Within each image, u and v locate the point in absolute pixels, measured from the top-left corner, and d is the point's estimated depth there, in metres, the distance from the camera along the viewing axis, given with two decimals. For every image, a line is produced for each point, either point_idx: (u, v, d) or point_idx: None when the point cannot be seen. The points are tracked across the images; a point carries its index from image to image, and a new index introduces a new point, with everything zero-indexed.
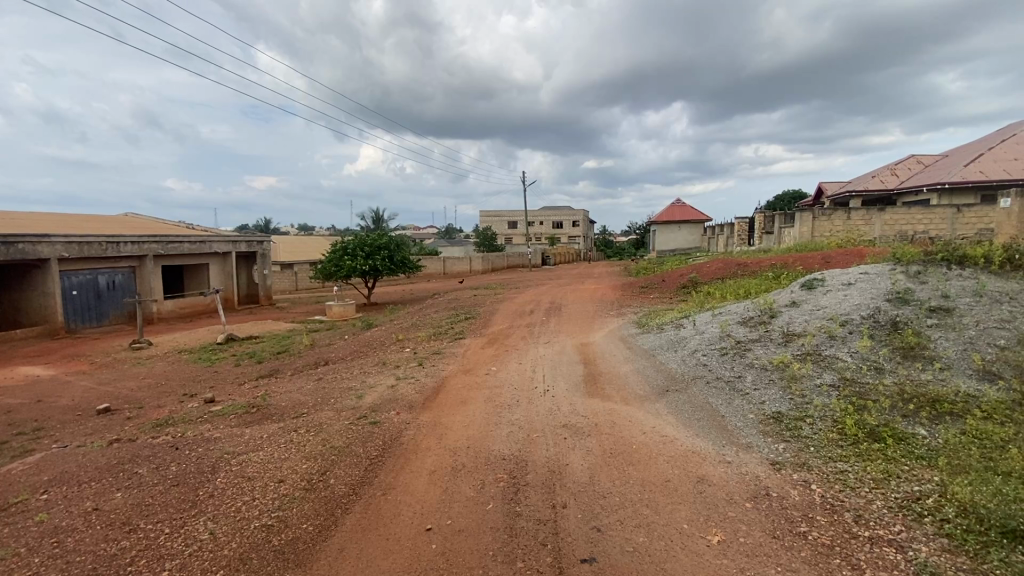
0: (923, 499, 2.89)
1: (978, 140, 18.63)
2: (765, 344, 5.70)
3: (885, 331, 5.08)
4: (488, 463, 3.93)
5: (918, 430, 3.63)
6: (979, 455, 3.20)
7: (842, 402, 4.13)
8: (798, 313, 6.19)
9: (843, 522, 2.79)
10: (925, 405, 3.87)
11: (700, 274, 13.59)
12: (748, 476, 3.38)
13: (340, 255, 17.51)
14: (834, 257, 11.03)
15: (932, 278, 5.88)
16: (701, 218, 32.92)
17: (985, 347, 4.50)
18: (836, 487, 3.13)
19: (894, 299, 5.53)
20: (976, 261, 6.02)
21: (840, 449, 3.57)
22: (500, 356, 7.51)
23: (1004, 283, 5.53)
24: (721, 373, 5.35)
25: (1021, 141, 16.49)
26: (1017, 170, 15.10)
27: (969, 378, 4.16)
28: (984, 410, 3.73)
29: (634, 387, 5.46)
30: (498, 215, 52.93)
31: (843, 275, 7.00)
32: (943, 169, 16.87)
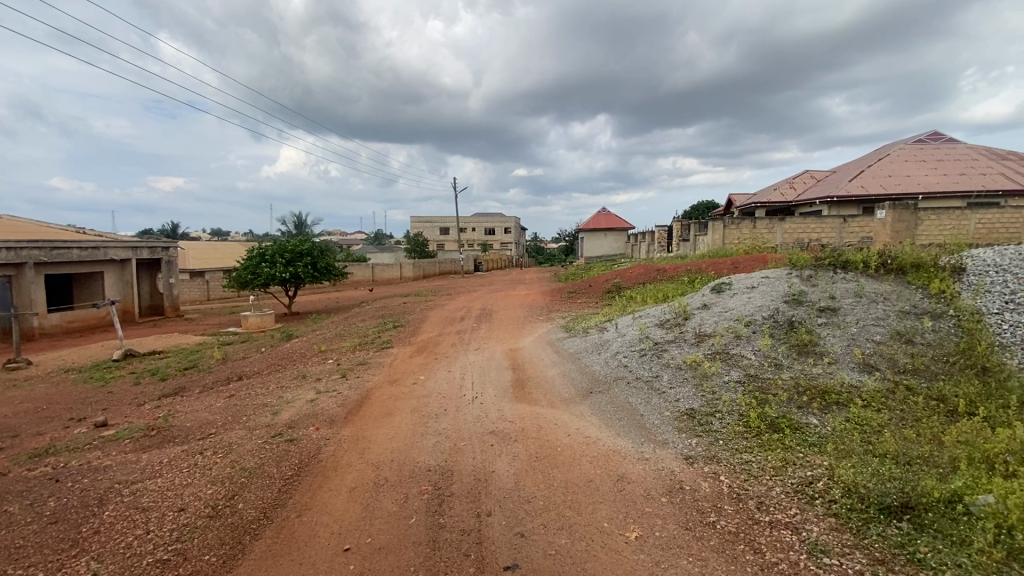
0: (815, 483, 3.16)
1: (858, 159, 21.06)
2: (680, 345, 6.03)
3: (782, 331, 5.55)
4: (414, 475, 3.82)
5: (810, 420, 3.98)
6: (861, 439, 3.56)
7: (746, 397, 4.45)
8: (708, 315, 6.61)
9: (747, 510, 2.99)
10: (816, 396, 4.26)
11: (623, 279, 14.20)
12: (664, 472, 3.54)
13: (257, 263, 16.47)
14: (741, 263, 11.93)
15: (821, 281, 6.52)
16: (625, 226, 34.51)
17: (865, 342, 5.03)
18: (742, 477, 3.36)
19: (790, 301, 6.07)
20: (856, 266, 6.74)
21: (744, 441, 3.83)
22: (429, 365, 7.36)
23: (878, 284, 6.23)
24: (640, 374, 5.59)
25: (892, 160, 18.83)
26: (890, 185, 17.18)
27: (852, 371, 4.63)
28: (865, 398, 4.17)
29: (560, 391, 5.56)
30: (429, 221, 52.28)
31: (746, 279, 7.60)
32: (831, 184, 18.85)
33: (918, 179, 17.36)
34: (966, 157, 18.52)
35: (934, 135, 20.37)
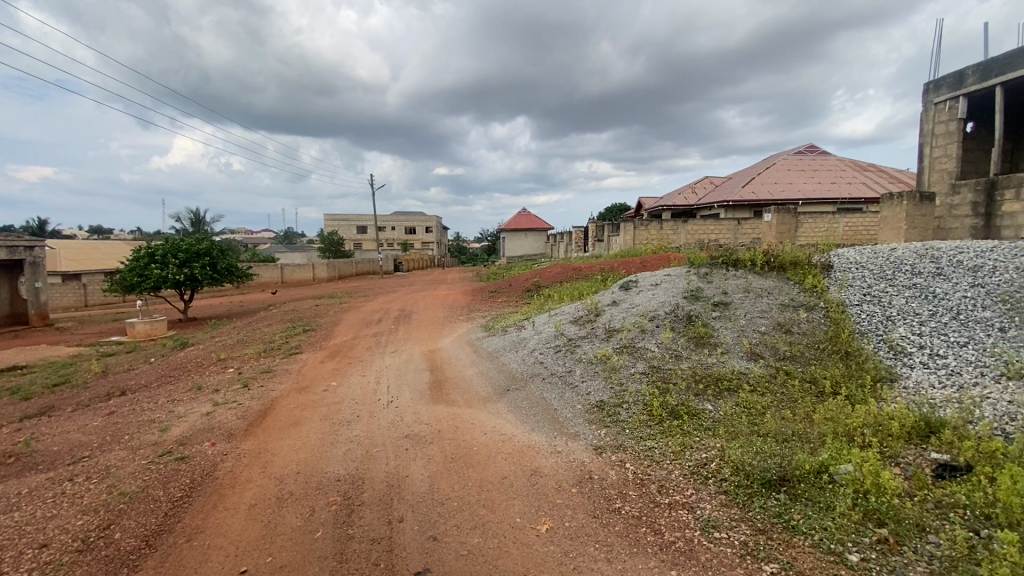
0: (708, 464, 3.43)
1: (750, 167, 23.20)
2: (591, 340, 6.27)
3: (682, 324, 5.96)
4: (321, 487, 3.63)
5: (706, 406, 4.32)
6: (748, 421, 3.92)
7: (650, 387, 4.73)
8: (617, 311, 6.94)
9: (649, 494, 3.17)
10: (710, 384, 4.63)
11: (542, 278, 14.53)
12: (575, 463, 3.67)
13: (145, 264, 14.82)
14: (649, 262, 12.68)
15: (715, 278, 7.09)
16: (544, 226, 35.36)
17: (752, 333, 5.54)
18: (645, 463, 3.57)
19: (689, 297, 6.53)
20: (745, 263, 7.40)
21: (648, 429, 4.07)
22: (341, 370, 7.04)
23: (763, 280, 6.89)
24: (554, 370, 5.74)
25: (777, 169, 20.95)
26: (776, 191, 19.10)
27: (741, 359, 5.08)
28: (751, 383, 4.59)
29: (477, 390, 5.56)
30: (344, 219, 50.14)
31: (650, 277, 8.09)
32: (727, 190, 20.58)
33: (798, 187, 19.45)
34: (836, 168, 21.04)
35: (811, 147, 22.94)
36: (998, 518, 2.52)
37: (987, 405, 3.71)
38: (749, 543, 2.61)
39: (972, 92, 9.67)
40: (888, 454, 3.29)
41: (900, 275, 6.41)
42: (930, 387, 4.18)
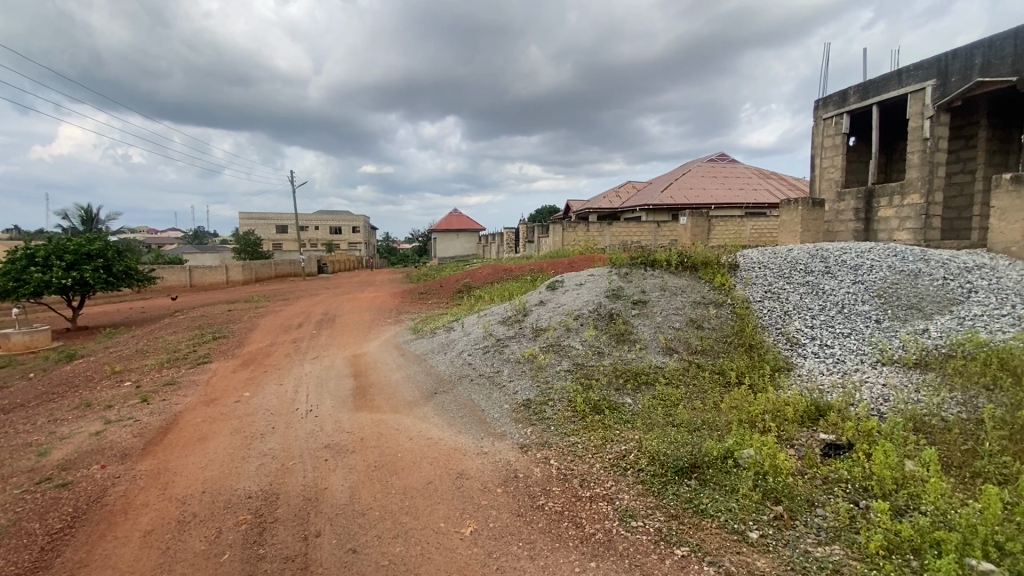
0: (627, 456, 3.58)
1: (668, 173, 24.57)
2: (519, 340, 6.34)
3: (604, 322, 6.18)
4: (229, 506, 3.38)
5: (626, 400, 4.51)
6: (663, 413, 4.13)
7: (574, 384, 4.86)
8: (544, 310, 7.07)
9: (572, 488, 3.25)
10: (630, 378, 4.83)
11: (472, 279, 14.49)
12: (500, 463, 3.68)
13: (23, 266, 13.07)
14: (576, 262, 13.03)
15: (635, 278, 7.42)
16: (475, 227, 35.34)
17: (668, 329, 5.85)
18: (568, 458, 3.65)
19: (611, 296, 6.79)
20: (663, 263, 7.80)
21: (572, 425, 4.17)
22: (256, 380, 6.59)
23: (678, 279, 7.30)
24: (482, 370, 5.74)
25: (693, 175, 22.34)
26: (691, 196, 20.35)
27: (658, 354, 5.35)
28: (667, 377, 4.85)
29: (403, 395, 5.43)
30: (263, 218, 47.21)
31: (574, 277, 8.31)
32: (648, 194, 21.64)
33: (711, 192, 20.85)
34: (744, 176, 22.80)
35: (722, 156, 24.69)
36: (874, 489, 2.83)
37: (866, 388, 4.19)
38: (664, 530, 2.75)
39: (855, 110, 10.85)
40: (784, 437, 3.60)
41: (796, 273, 7.05)
42: (820, 373, 4.65)
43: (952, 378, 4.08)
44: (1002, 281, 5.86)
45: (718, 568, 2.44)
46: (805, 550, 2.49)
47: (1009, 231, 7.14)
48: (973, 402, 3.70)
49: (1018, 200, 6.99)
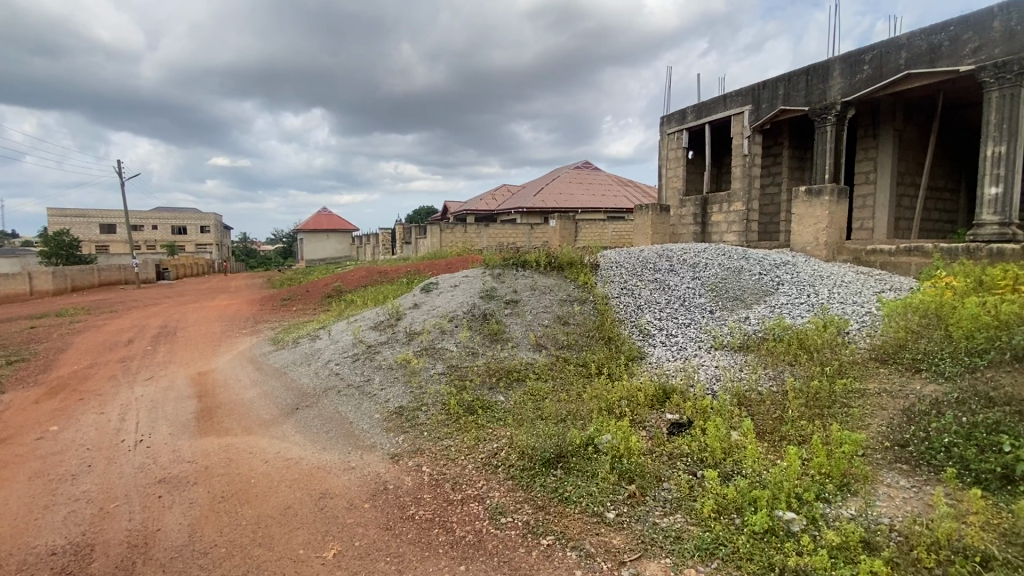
0: (498, 453, 3.64)
1: (539, 178, 25.76)
2: (391, 345, 6.13)
3: (478, 322, 6.23)
4: (23, 569, 2.75)
5: (499, 398, 4.60)
6: (533, 407, 4.28)
7: (448, 386, 4.83)
8: (418, 313, 6.93)
9: (443, 493, 3.22)
10: (503, 376, 4.95)
11: (343, 283, 13.73)
12: (369, 476, 3.52)
13: None
14: (453, 263, 13.03)
15: (507, 278, 7.63)
16: (346, 228, 33.59)
17: (539, 326, 6.10)
18: (441, 462, 3.61)
19: (485, 296, 6.88)
20: (532, 263, 8.12)
21: (445, 428, 4.14)
22: (68, 409, 5.48)
23: (547, 278, 7.64)
24: (351, 380, 5.44)
25: (561, 181, 23.69)
26: (560, 200, 21.56)
27: (529, 351, 5.56)
28: (538, 372, 5.05)
29: (259, 413, 4.92)
30: (81, 215, 39.72)
31: (448, 279, 8.28)
32: (521, 198, 22.45)
33: (578, 197, 22.31)
34: (605, 183, 24.77)
35: (586, 164, 26.57)
36: (708, 460, 3.23)
37: (702, 371, 4.79)
38: (531, 522, 2.85)
39: (692, 127, 12.37)
40: (638, 420, 3.96)
41: (647, 271, 7.82)
42: (667, 360, 5.21)
43: (766, 357, 4.85)
44: (800, 275, 7.12)
45: (580, 552, 2.58)
46: (653, 522, 2.75)
47: (805, 233, 8.68)
48: (780, 375, 4.43)
49: (811, 209, 8.53)
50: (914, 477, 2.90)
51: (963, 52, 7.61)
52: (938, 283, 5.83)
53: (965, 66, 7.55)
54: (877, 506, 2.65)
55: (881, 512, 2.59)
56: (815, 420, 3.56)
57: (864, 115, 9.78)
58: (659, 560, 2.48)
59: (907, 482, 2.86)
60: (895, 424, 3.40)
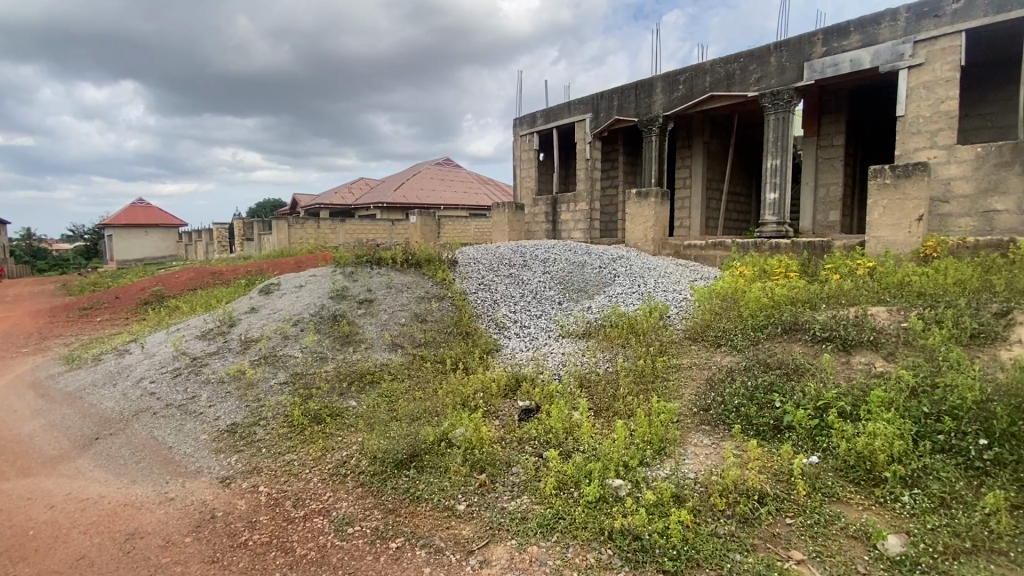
0: (347, 461, 3.47)
1: (398, 174, 25.12)
2: (222, 356, 5.46)
3: (326, 325, 5.85)
4: None
5: (349, 403, 4.39)
6: (385, 409, 4.16)
7: (292, 396, 4.46)
8: (255, 319, 6.26)
9: (283, 512, 2.97)
10: (355, 380, 4.72)
11: (165, 287, 11.83)
12: (192, 506, 3.10)
13: None
14: (303, 262, 12.02)
15: (360, 276, 7.31)
16: (172, 223, 29.07)
17: (393, 325, 5.93)
18: (282, 479, 3.34)
19: (335, 297, 6.51)
20: (387, 261, 7.89)
21: (288, 441, 3.82)
22: None
23: (402, 276, 7.47)
24: (172, 399, 4.72)
25: (421, 176, 23.36)
26: (420, 196, 21.26)
27: (383, 352, 5.39)
28: (392, 372, 4.91)
29: (41, 450, 4.02)
30: None
31: (293, 279, 7.62)
32: (379, 193, 21.67)
33: (438, 193, 22.22)
34: (466, 180, 25.05)
35: (446, 161, 26.65)
36: (552, 441, 3.46)
37: (550, 358, 5.11)
38: (380, 527, 2.77)
39: (542, 130, 13.09)
40: (491, 410, 4.09)
41: (502, 266, 8.09)
42: (520, 351, 5.45)
43: (604, 342, 5.34)
44: (632, 268, 7.98)
45: (429, 548, 2.59)
46: (502, 507, 2.86)
47: (636, 231, 9.75)
48: (615, 357, 4.93)
49: (642, 209, 9.59)
50: (714, 435, 3.45)
51: (750, 80, 9.19)
52: (735, 272, 6.98)
53: (751, 92, 9.13)
54: (685, 463, 3.10)
55: (688, 469, 3.03)
56: (641, 394, 4.03)
57: (682, 128, 11.29)
58: (505, 543, 2.59)
59: (709, 440, 3.39)
60: (702, 392, 4.00)
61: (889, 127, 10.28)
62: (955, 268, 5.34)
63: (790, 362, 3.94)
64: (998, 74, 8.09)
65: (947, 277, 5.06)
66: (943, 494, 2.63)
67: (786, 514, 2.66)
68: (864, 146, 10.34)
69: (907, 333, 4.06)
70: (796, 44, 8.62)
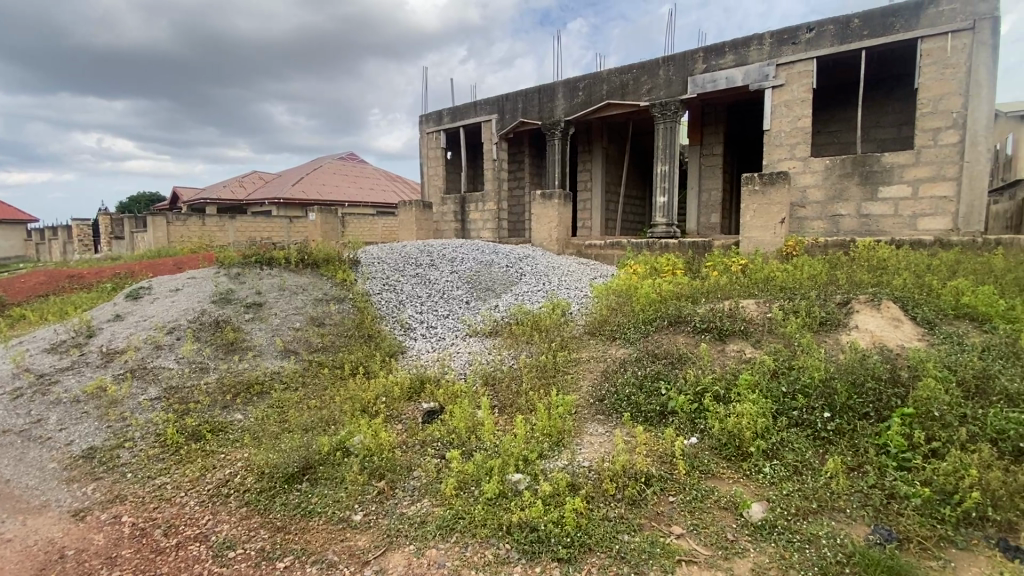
0: (231, 479, 3.20)
1: (297, 168, 23.63)
2: (78, 371, 4.77)
3: (208, 332, 5.34)
4: None
5: (235, 416, 4.05)
6: (275, 420, 3.89)
7: (165, 413, 4.01)
8: (120, 328, 5.55)
9: (152, 543, 2.68)
10: (242, 391, 4.36)
11: (6, 293, 10.08)
12: (35, 546, 2.69)
13: None
14: (184, 263, 10.86)
15: (248, 278, 6.76)
16: (16, 218, 24.86)
17: (286, 331, 5.56)
18: (151, 506, 3.00)
19: (218, 301, 5.97)
20: (280, 261, 7.39)
21: (160, 463, 3.44)
22: None
23: (298, 277, 7.03)
24: (11, 425, 4.04)
25: (323, 171, 22.18)
26: (322, 193, 20.18)
27: (274, 359, 5.03)
28: (285, 380, 4.59)
29: None
30: None
31: (170, 282, 6.86)
32: (275, 188, 20.23)
33: (342, 190, 21.24)
34: (371, 176, 24.20)
35: (350, 156, 25.57)
36: (454, 440, 3.44)
37: (456, 358, 5.09)
38: (266, 547, 2.60)
39: (448, 129, 13.00)
40: (392, 415, 3.98)
41: (407, 266, 7.91)
42: (425, 352, 5.36)
43: (509, 340, 5.43)
44: (537, 267, 8.18)
45: (321, 564, 2.47)
46: (401, 513, 2.80)
47: (541, 231, 10.02)
48: (519, 354, 5.02)
49: (546, 210, 9.88)
50: (608, 424, 3.66)
51: (642, 90, 9.83)
52: (630, 270, 7.43)
53: (644, 102, 9.77)
54: (581, 453, 3.24)
55: (583, 457, 3.18)
56: (542, 389, 4.16)
57: (582, 133, 11.78)
58: (403, 549, 2.55)
59: (603, 428, 3.58)
60: (598, 383, 4.21)
61: (758, 140, 11.54)
62: (809, 265, 6.12)
63: (675, 352, 4.27)
64: (841, 97, 9.40)
65: (802, 274, 5.79)
66: (796, 462, 3.00)
67: (669, 493, 2.88)
68: (739, 155, 11.50)
69: (770, 322, 4.58)
70: (681, 60, 9.36)
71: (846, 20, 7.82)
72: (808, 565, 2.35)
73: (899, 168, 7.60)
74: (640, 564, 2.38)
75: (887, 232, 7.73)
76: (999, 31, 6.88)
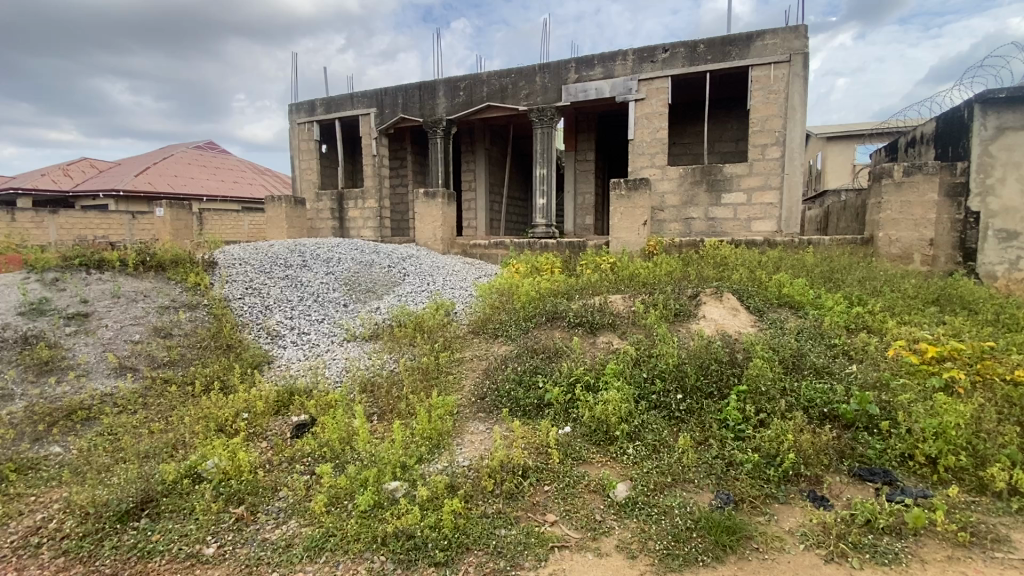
0: (45, 526, 2.70)
1: (142, 156, 20.63)
2: None
3: (12, 352, 4.42)
4: None
5: (51, 450, 3.41)
6: (106, 450, 3.34)
7: None
8: None
9: None
10: (61, 419, 3.68)
11: None
12: None
13: None
14: None
15: (69, 284, 5.72)
16: None
17: (121, 345, 4.80)
18: None
19: (27, 313, 4.98)
20: (113, 263, 6.37)
21: None
22: None
23: (137, 282, 6.11)
24: None
25: (175, 161, 19.60)
26: (174, 185, 17.84)
27: (106, 379, 4.32)
28: (119, 403, 3.95)
29: None
30: None
31: None
32: (113, 178, 17.45)
33: (199, 182, 18.97)
34: (236, 167, 21.95)
35: (210, 145, 22.94)
36: (327, 452, 3.25)
37: (331, 365, 4.81)
38: None
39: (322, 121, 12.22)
40: (256, 432, 3.63)
41: (275, 268, 7.28)
42: (296, 361, 4.98)
43: (391, 342, 5.26)
44: (420, 267, 8.01)
45: None
46: (263, 539, 2.57)
47: (425, 230, 9.86)
48: (400, 358, 4.89)
49: (429, 209, 9.75)
50: (488, 420, 3.73)
51: (521, 95, 10.14)
52: (511, 269, 7.61)
53: (522, 106, 10.08)
54: (459, 452, 3.24)
55: (462, 457, 3.18)
56: (423, 391, 4.09)
57: (464, 133, 11.81)
58: None
59: (483, 426, 3.63)
60: (480, 381, 4.25)
61: (625, 148, 12.54)
62: (666, 262, 6.80)
63: (551, 347, 4.46)
64: (691, 113, 10.58)
65: (661, 270, 6.40)
66: (655, 442, 3.30)
67: (544, 482, 3.00)
68: (608, 161, 12.40)
69: (635, 315, 5.00)
70: (555, 68, 9.82)
71: (693, 45, 8.81)
72: (664, 535, 2.59)
73: (737, 177, 8.76)
74: (516, 557, 2.44)
75: (729, 232, 8.86)
76: (807, 66, 8.24)
